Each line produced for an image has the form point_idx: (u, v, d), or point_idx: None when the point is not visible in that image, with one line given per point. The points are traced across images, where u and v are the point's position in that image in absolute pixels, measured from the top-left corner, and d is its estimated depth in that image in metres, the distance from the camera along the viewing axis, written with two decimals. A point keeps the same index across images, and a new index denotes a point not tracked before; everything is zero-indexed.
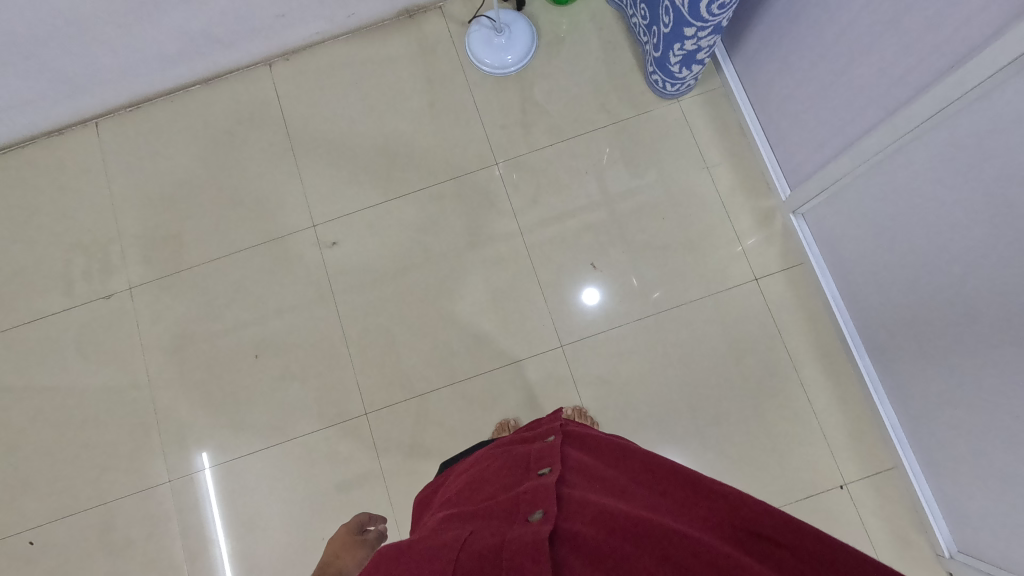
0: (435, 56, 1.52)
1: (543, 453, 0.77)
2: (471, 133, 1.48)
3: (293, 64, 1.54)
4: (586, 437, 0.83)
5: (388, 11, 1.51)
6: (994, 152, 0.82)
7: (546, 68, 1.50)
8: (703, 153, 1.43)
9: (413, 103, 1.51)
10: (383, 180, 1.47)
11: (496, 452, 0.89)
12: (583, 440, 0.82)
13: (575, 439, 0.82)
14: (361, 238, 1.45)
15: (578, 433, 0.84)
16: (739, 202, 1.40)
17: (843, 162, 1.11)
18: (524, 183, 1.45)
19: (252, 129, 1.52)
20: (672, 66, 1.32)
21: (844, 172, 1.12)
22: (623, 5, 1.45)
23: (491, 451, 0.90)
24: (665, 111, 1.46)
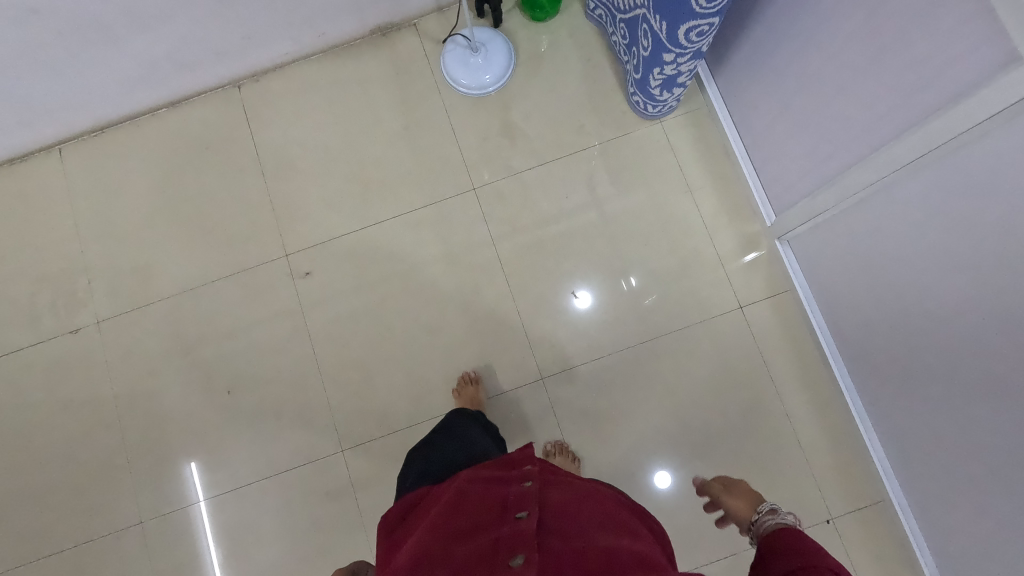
0: (410, 76, 1.47)
1: (521, 493, 0.78)
2: (448, 158, 1.44)
3: (262, 84, 1.48)
4: (560, 480, 0.85)
5: (360, 29, 1.45)
6: (965, 204, 0.81)
7: (524, 89, 1.45)
8: (686, 176, 1.39)
9: (389, 126, 1.46)
10: (357, 206, 1.42)
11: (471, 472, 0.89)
12: (558, 483, 0.84)
13: (550, 481, 0.84)
14: (334, 268, 1.40)
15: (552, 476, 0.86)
16: (724, 227, 1.36)
17: (829, 195, 1.07)
18: (503, 208, 1.41)
19: (221, 154, 1.47)
20: (653, 88, 1.27)
21: (829, 205, 1.08)
22: (604, 23, 1.40)
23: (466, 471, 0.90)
24: (648, 133, 1.41)
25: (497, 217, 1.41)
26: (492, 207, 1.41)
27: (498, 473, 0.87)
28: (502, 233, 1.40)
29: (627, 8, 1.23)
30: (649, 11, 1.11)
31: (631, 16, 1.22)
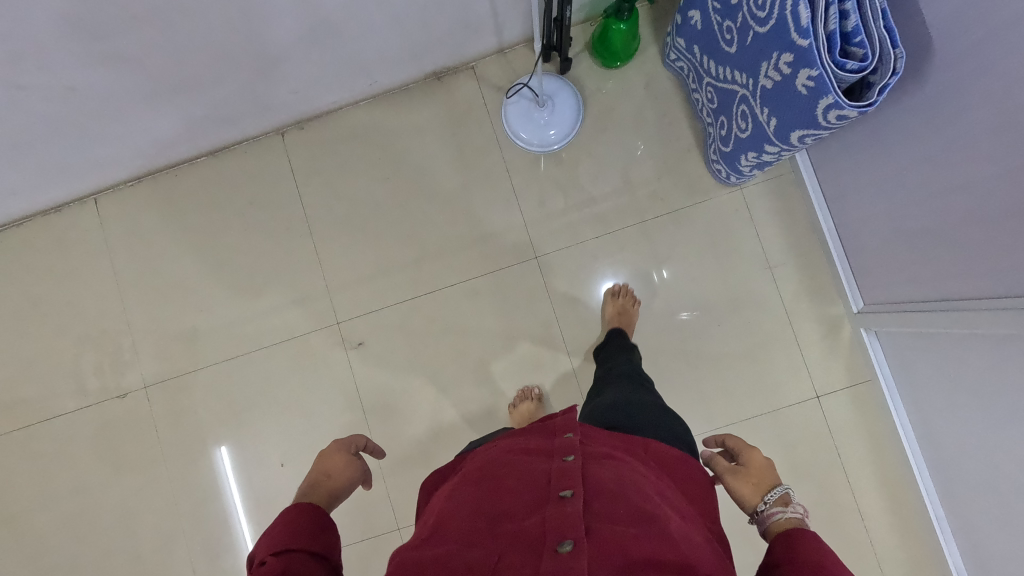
0: (467, 127, 1.36)
1: (566, 466, 0.70)
2: (508, 220, 1.35)
3: (308, 132, 1.38)
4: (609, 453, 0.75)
5: (414, 74, 1.33)
6: None
7: (592, 145, 1.34)
8: (766, 251, 1.30)
9: (444, 183, 1.36)
10: (412, 272, 1.35)
11: (509, 444, 0.81)
12: (607, 459, 0.73)
13: (597, 455, 0.73)
14: (388, 337, 1.34)
15: (598, 448, 0.76)
16: (803, 309, 1.28)
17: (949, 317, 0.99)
18: (567, 278, 1.33)
19: (266, 210, 1.38)
20: (742, 165, 1.15)
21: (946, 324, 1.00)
22: (686, 76, 1.26)
23: (504, 442, 0.82)
24: (726, 203, 1.31)
25: (561, 287, 1.33)
26: (555, 275, 1.33)
27: (531, 451, 0.76)
28: (564, 305, 1.33)
29: (722, 78, 1.10)
30: (754, 98, 0.99)
31: (726, 86, 1.09)
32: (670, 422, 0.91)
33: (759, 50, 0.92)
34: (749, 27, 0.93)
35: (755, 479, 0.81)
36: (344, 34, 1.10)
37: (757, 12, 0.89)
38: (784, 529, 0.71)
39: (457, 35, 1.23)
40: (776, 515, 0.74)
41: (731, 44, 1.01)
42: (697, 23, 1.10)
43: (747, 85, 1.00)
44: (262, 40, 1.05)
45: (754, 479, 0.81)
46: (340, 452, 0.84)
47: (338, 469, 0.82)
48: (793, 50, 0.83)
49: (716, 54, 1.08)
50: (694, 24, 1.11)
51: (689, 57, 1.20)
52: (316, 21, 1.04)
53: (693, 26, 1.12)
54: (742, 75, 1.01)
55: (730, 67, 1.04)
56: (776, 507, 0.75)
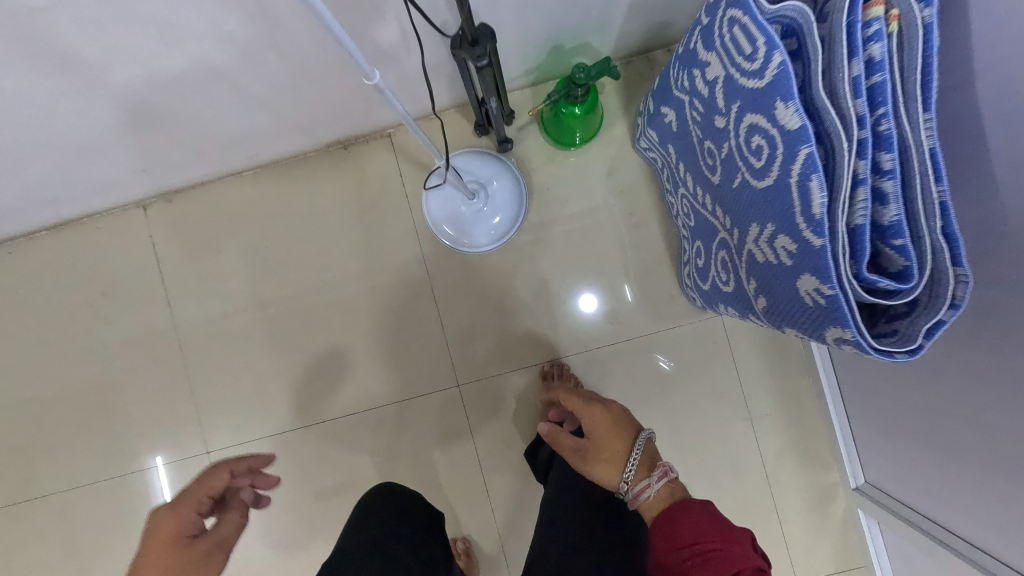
0: (380, 213, 1.06)
1: None
2: (426, 335, 1.07)
3: (178, 207, 1.08)
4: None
5: (311, 144, 1.03)
6: None
7: (536, 245, 1.05)
8: (748, 397, 1.02)
9: (349, 283, 1.07)
10: (305, 393, 1.08)
11: None
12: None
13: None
14: (271, 474, 1.08)
15: None
16: (787, 474, 1.02)
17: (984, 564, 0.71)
18: (498, 413, 1.06)
19: (123, 304, 1.09)
20: (720, 310, 0.87)
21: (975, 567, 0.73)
22: (659, 170, 0.97)
23: None
24: (702, 332, 1.03)
25: (489, 424, 1.07)
26: (484, 409, 1.07)
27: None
28: (492, 448, 1.06)
29: (702, 203, 0.80)
30: (738, 256, 0.70)
31: (705, 214, 0.80)
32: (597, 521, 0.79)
33: (750, 204, 0.63)
34: (735, 166, 0.64)
35: (610, 462, 0.76)
36: (180, 117, 0.80)
37: (746, 154, 0.60)
38: (660, 512, 0.70)
39: (359, 107, 0.93)
40: (643, 494, 0.72)
41: (712, 170, 0.71)
42: (671, 122, 0.80)
43: (730, 234, 0.71)
44: (69, 131, 0.76)
45: (608, 457, 0.77)
46: (189, 503, 0.64)
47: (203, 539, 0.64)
48: (796, 236, 0.54)
49: (694, 170, 0.78)
50: (667, 121, 0.81)
51: (663, 153, 0.90)
52: (143, 111, 0.76)
53: (666, 123, 0.82)
54: (726, 217, 0.72)
55: (711, 196, 0.75)
56: (640, 480, 0.73)
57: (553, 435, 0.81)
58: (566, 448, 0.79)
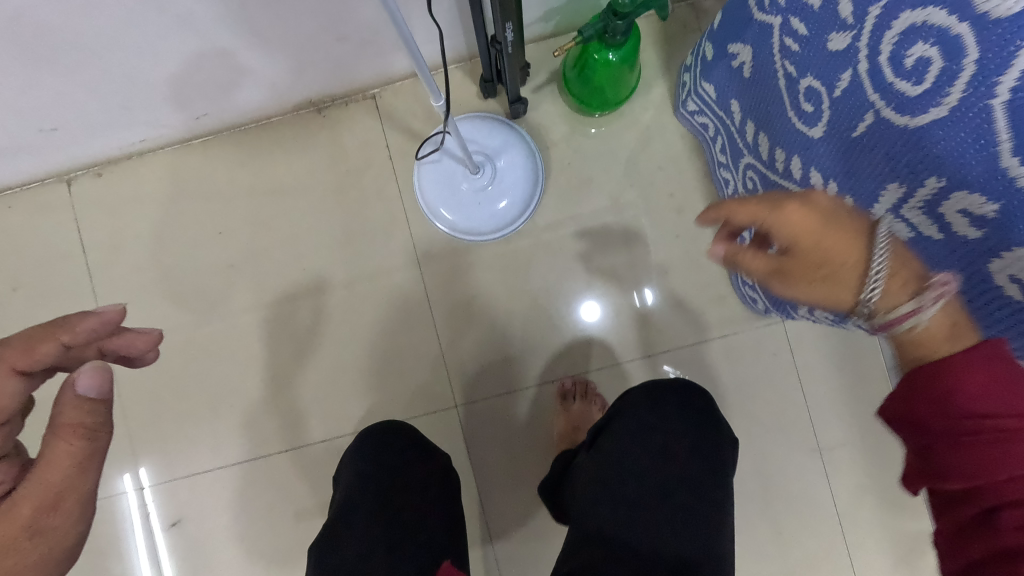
0: (363, 192, 0.86)
1: None
2: (418, 344, 0.86)
3: (109, 182, 0.87)
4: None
5: (277, 105, 0.83)
6: None
7: (555, 234, 0.86)
8: (815, 423, 0.83)
9: (323, 279, 0.87)
10: (267, 415, 0.87)
11: None
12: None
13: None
14: (220, 517, 0.86)
15: None
16: (864, 519, 0.83)
17: None
18: (506, 441, 0.86)
19: (35, 303, 0.87)
20: (798, 313, 0.68)
21: None
22: (710, 140, 0.78)
23: None
24: (759, 342, 0.84)
25: (495, 456, 0.86)
26: (489, 437, 0.86)
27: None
28: (499, 485, 0.86)
29: (781, 171, 0.61)
30: None
31: (786, 186, 0.61)
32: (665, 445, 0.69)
33: (890, 157, 0.44)
34: (863, 105, 0.45)
35: (842, 274, 0.40)
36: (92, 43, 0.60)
37: (891, 81, 0.41)
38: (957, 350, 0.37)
39: (335, 51, 0.73)
40: (907, 322, 0.38)
41: (811, 121, 0.53)
42: (742, 65, 0.61)
43: None
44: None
45: (835, 263, 0.40)
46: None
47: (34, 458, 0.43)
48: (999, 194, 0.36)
49: (774, 126, 0.59)
50: (736, 65, 0.62)
51: (720, 114, 0.71)
52: (39, 28, 0.55)
53: (734, 68, 0.63)
54: (829, 185, 0.53)
55: (802, 159, 0.56)
56: (892, 296, 0.39)
57: (737, 215, 0.41)
58: (756, 216, 0.41)
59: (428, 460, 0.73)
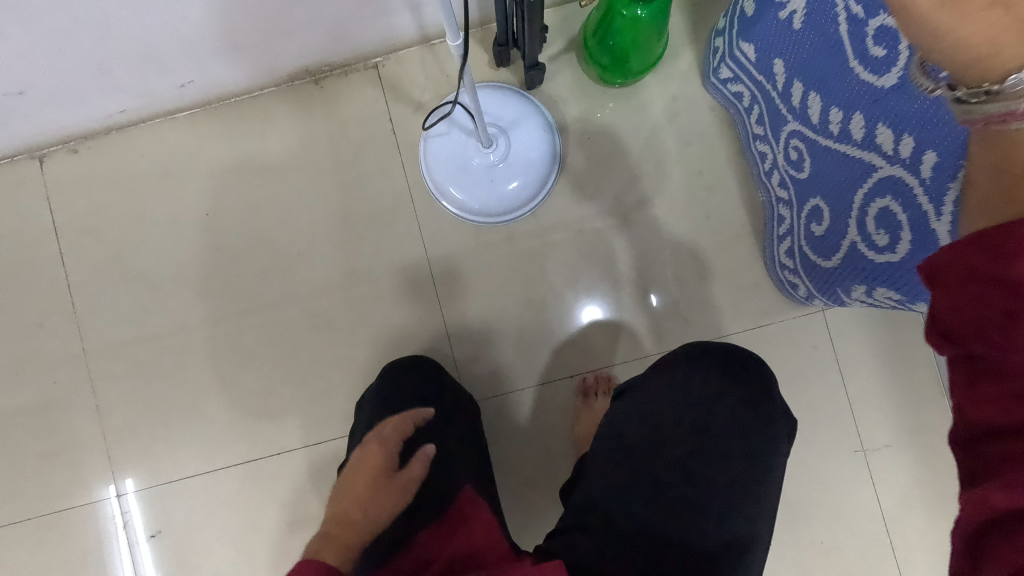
0: (364, 170, 0.79)
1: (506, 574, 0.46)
2: (424, 336, 0.79)
3: (86, 160, 0.79)
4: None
5: (270, 74, 0.76)
6: None
7: (573, 216, 0.79)
8: (859, 423, 0.76)
9: (320, 265, 0.79)
10: (258, 414, 0.79)
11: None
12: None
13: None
14: (207, 525, 0.78)
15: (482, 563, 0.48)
16: (916, 529, 0.75)
17: None
18: (520, 443, 0.78)
19: (2, 292, 0.79)
20: (849, 296, 0.61)
21: None
22: (745, 110, 0.71)
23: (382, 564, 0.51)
24: (797, 334, 0.77)
25: (508, 460, 0.78)
26: (502, 438, 0.78)
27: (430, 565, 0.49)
28: (513, 492, 0.78)
29: (835, 134, 0.54)
30: (933, 197, 0.44)
31: (841, 150, 0.54)
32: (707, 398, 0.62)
33: None
34: None
35: (1000, 51, 0.27)
36: None
37: None
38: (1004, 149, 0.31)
39: (335, 9, 0.66)
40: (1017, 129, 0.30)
41: (881, 67, 0.46)
42: (794, 15, 0.55)
43: (916, 165, 0.45)
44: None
45: (1000, 35, 0.27)
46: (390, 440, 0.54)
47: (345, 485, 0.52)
48: None
49: (829, 82, 0.53)
50: (785, 17, 0.56)
51: (759, 78, 0.65)
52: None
53: (782, 21, 0.57)
54: (903, 140, 0.46)
55: (865, 115, 0.49)
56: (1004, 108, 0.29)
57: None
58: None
59: (447, 408, 0.72)
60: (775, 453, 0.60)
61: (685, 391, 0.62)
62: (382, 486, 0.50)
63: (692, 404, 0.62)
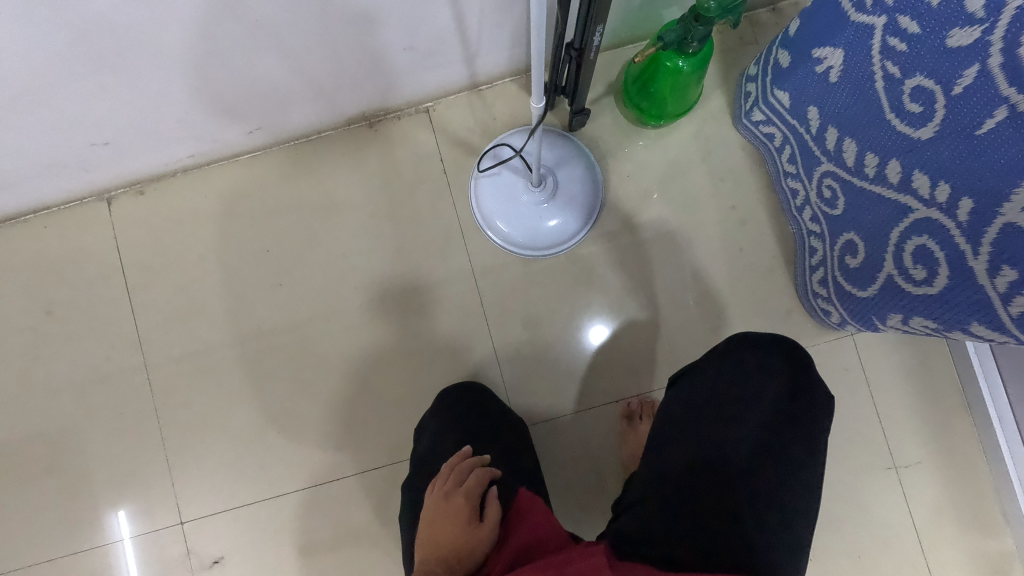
0: (417, 208, 0.84)
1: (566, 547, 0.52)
2: (474, 364, 0.83)
3: (151, 201, 0.83)
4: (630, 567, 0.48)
5: (329, 119, 0.81)
6: None
7: (614, 248, 0.83)
8: (890, 442, 0.80)
9: (375, 297, 0.83)
10: (315, 443, 0.82)
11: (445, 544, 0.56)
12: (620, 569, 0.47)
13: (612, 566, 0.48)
14: (266, 552, 0.80)
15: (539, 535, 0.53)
16: (947, 542, 0.78)
17: None
18: (569, 465, 0.82)
19: (70, 327, 0.83)
20: (883, 323, 0.65)
21: None
22: (777, 150, 0.76)
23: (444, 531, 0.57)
24: (829, 358, 0.81)
25: (558, 481, 0.81)
26: (552, 460, 0.82)
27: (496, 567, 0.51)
28: (563, 512, 0.81)
29: (871, 176, 0.59)
30: (970, 240, 0.49)
31: (877, 191, 0.59)
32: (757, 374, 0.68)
33: None
34: (994, 100, 0.44)
35: None
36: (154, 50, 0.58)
37: None
38: None
39: (399, 63, 0.71)
40: None
41: (918, 121, 0.51)
42: (830, 69, 0.60)
43: (952, 210, 0.50)
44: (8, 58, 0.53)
45: None
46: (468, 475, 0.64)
47: (437, 530, 0.58)
48: None
49: (865, 130, 0.58)
50: (821, 70, 0.61)
51: (793, 122, 0.70)
52: (122, 31, 0.54)
53: (818, 74, 0.62)
54: (940, 187, 0.51)
55: (903, 162, 0.54)
56: None
57: None
58: None
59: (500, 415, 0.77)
60: (820, 422, 0.67)
61: (702, 384, 0.69)
62: (471, 530, 0.56)
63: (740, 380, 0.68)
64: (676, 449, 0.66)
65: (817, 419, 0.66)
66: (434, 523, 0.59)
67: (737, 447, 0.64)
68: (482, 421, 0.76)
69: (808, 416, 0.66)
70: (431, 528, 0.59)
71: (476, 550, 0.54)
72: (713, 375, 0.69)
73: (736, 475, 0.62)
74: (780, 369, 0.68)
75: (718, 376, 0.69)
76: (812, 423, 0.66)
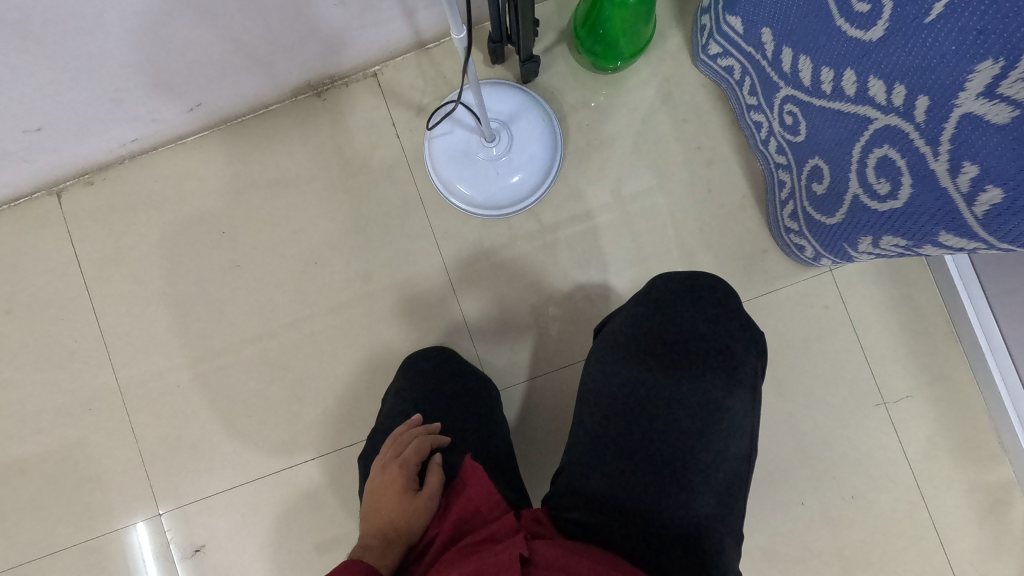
0: (371, 176, 0.81)
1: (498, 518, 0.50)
2: (442, 331, 0.80)
3: (101, 190, 0.81)
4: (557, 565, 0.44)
5: (273, 90, 0.79)
6: None
7: (577, 201, 0.81)
8: (877, 378, 0.77)
9: (335, 271, 0.81)
10: (287, 423, 0.80)
11: (385, 514, 0.54)
12: None
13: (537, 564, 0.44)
14: (245, 536, 0.79)
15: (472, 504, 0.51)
16: (944, 476, 0.76)
17: None
18: (545, 427, 0.79)
19: (32, 326, 0.81)
20: (856, 250, 0.62)
21: None
22: (737, 84, 0.73)
23: (385, 501, 0.56)
24: (808, 296, 0.78)
25: (534, 444, 0.79)
26: (527, 423, 0.80)
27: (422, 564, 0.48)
28: (542, 478, 0.79)
29: (828, 92, 0.56)
30: (929, 141, 0.46)
31: (835, 108, 0.56)
32: (672, 317, 0.66)
33: (978, 33, 0.40)
34: None
35: None
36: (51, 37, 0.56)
37: None
38: None
39: (331, 23, 0.69)
40: None
41: (866, 22, 0.48)
42: None
43: (909, 111, 0.47)
44: None
45: None
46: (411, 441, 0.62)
47: (372, 503, 0.56)
48: None
49: (818, 42, 0.55)
50: None
51: (749, 50, 0.67)
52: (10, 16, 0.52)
53: None
54: (896, 89, 0.47)
55: (857, 70, 0.51)
56: None
57: None
58: None
59: (464, 380, 0.75)
60: (748, 359, 0.65)
61: (611, 367, 0.66)
62: (407, 502, 0.55)
63: (662, 328, 0.66)
64: (616, 405, 0.65)
65: (741, 356, 0.64)
66: (372, 497, 0.57)
67: (671, 396, 0.64)
68: (446, 386, 0.74)
69: (732, 361, 0.64)
70: (370, 501, 0.57)
71: (413, 523, 0.53)
72: (621, 364, 0.66)
73: (671, 435, 0.63)
74: (692, 313, 0.66)
75: (627, 358, 0.66)
76: (738, 360, 0.64)
